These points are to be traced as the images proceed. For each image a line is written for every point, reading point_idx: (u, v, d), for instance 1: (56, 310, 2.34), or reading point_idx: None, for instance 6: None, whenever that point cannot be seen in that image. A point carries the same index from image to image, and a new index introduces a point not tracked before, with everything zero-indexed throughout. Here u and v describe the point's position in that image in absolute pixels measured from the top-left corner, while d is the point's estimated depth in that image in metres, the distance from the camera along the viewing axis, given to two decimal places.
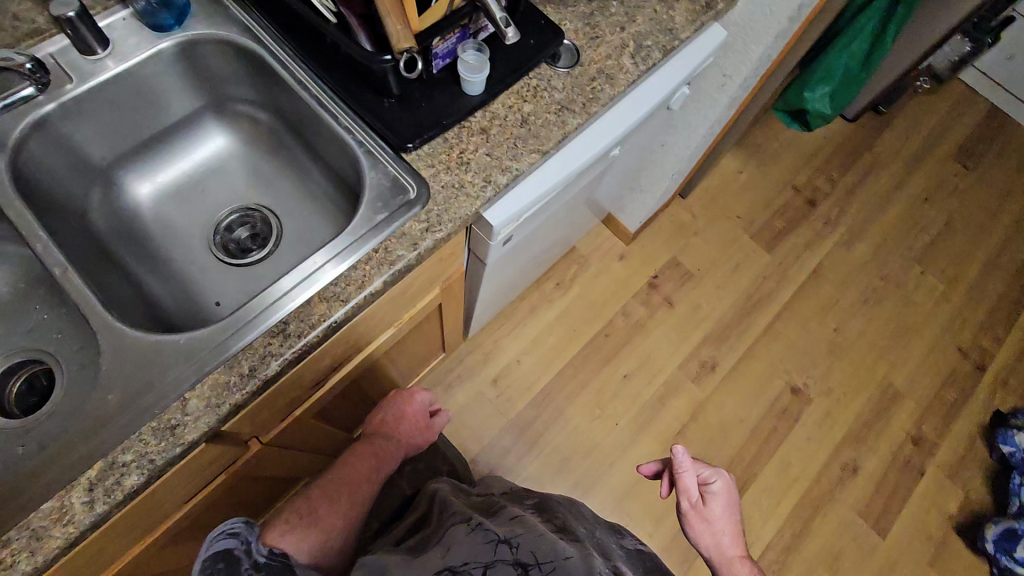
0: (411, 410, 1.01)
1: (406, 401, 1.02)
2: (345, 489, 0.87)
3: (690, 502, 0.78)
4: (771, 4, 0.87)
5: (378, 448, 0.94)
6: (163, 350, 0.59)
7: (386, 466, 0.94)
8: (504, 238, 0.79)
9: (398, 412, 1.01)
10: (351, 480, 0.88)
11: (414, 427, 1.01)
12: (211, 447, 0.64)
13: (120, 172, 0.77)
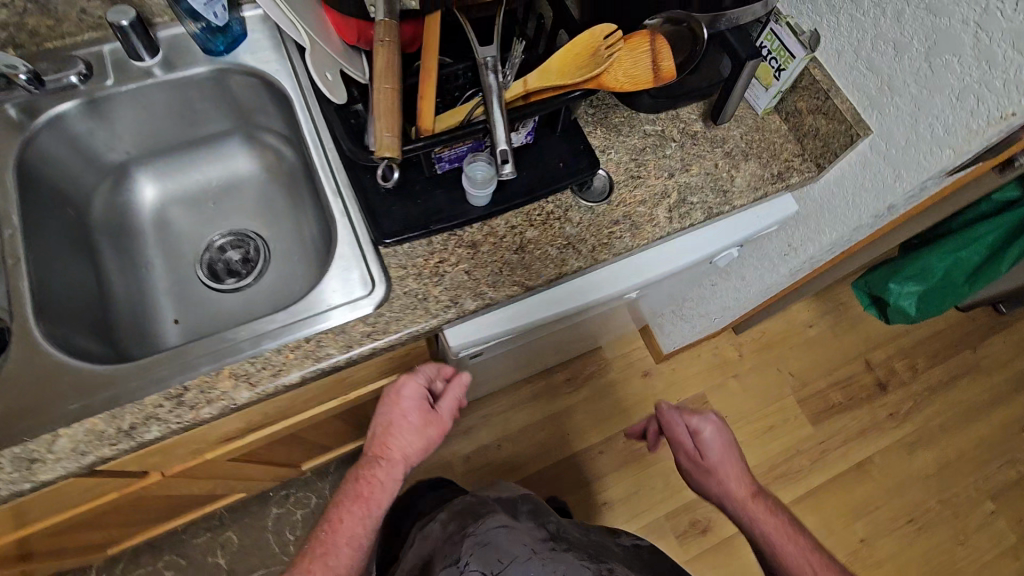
0: (399, 411, 0.66)
1: (393, 401, 0.67)
2: (323, 568, 0.59)
3: (686, 450, 0.76)
4: (856, 195, 0.75)
5: (366, 486, 0.63)
6: (63, 374, 0.58)
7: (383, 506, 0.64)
8: (468, 355, 0.73)
9: (384, 419, 0.67)
10: (326, 546, 0.61)
11: (409, 434, 0.65)
12: (85, 479, 0.62)
13: (135, 170, 0.79)
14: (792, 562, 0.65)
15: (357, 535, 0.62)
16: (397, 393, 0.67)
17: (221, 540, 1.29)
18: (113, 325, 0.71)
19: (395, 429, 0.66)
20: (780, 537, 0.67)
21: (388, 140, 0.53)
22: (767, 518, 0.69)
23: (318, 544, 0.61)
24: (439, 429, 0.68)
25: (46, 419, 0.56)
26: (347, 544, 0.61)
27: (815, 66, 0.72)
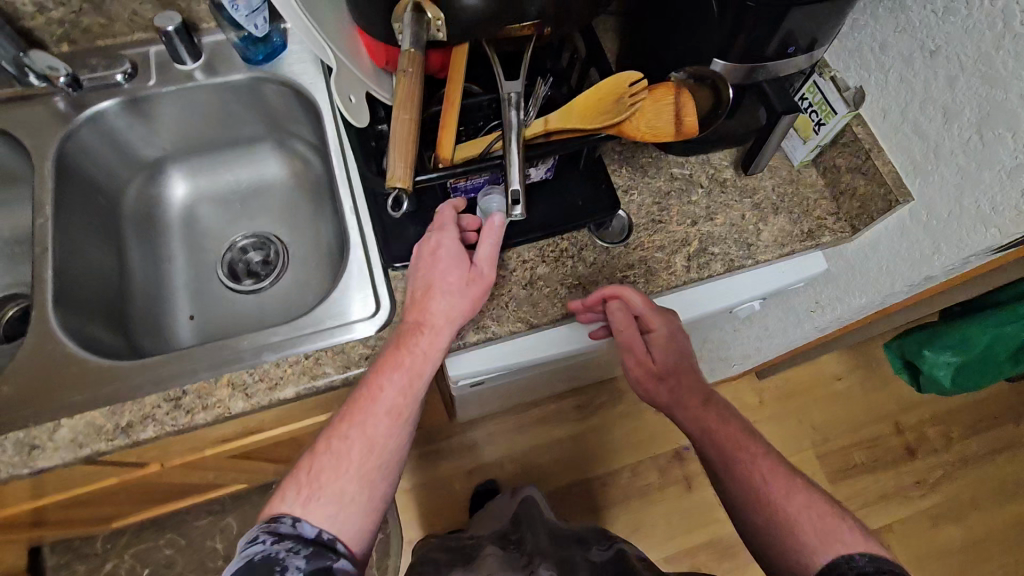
0: (437, 261, 0.58)
1: (431, 253, 0.58)
2: (362, 431, 0.54)
3: (636, 348, 0.65)
4: (890, 261, 0.71)
5: (406, 354, 0.56)
6: (75, 365, 0.60)
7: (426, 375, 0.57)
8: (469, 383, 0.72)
9: (420, 271, 0.58)
10: (363, 413, 0.55)
11: (451, 301, 0.57)
12: (83, 467, 0.63)
13: (169, 166, 0.82)
14: (742, 472, 0.58)
15: (397, 404, 0.55)
16: (436, 243, 0.58)
17: (220, 525, 1.31)
18: (127, 316, 0.73)
19: (437, 287, 0.57)
20: (734, 444, 0.60)
21: (399, 170, 0.54)
22: (720, 427, 0.61)
23: (354, 406, 0.56)
24: (484, 277, 0.58)
25: (53, 407, 0.58)
26: (386, 413, 0.55)
27: (858, 124, 0.68)
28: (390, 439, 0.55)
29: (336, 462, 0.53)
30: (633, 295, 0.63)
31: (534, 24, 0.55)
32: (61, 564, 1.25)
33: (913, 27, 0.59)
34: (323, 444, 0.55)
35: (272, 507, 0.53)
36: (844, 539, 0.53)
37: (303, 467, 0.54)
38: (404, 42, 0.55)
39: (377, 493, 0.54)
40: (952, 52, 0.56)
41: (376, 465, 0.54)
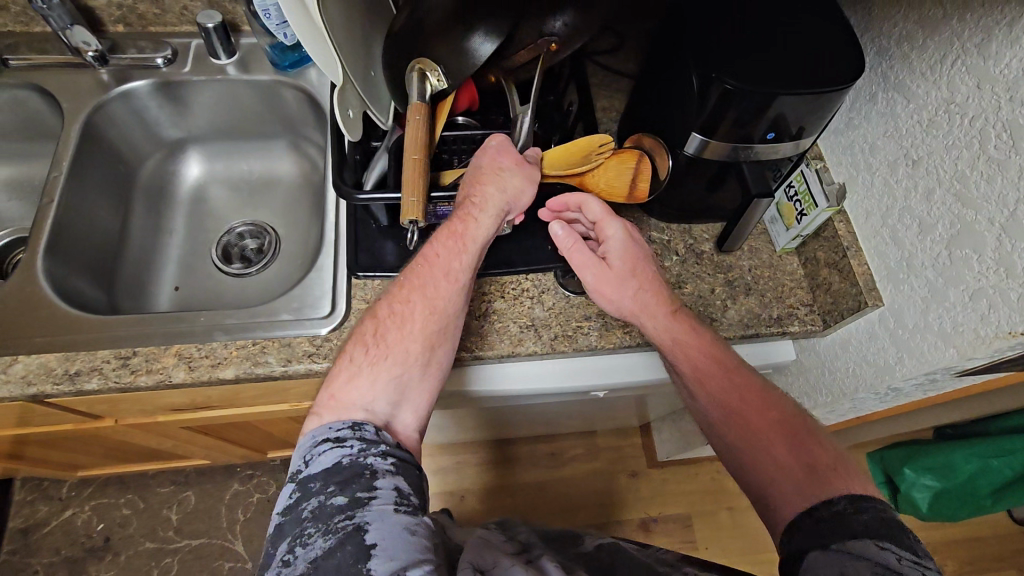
0: (500, 172, 0.59)
1: (491, 166, 0.59)
2: (423, 294, 0.55)
3: (588, 261, 0.63)
4: (856, 364, 0.68)
5: (461, 222, 0.57)
6: (47, 308, 0.65)
7: (480, 247, 0.58)
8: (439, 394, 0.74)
9: (476, 178, 0.59)
10: (424, 283, 0.56)
11: (511, 179, 0.59)
12: (34, 406, 0.67)
13: (190, 147, 0.89)
14: (717, 390, 0.60)
15: (452, 269, 0.57)
16: (493, 159, 0.59)
17: (179, 497, 1.34)
18: (116, 274, 0.78)
19: (494, 180, 0.58)
20: (707, 357, 0.60)
21: (411, 204, 0.57)
22: (689, 338, 0.61)
23: (415, 273, 0.56)
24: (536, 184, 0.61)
25: (15, 343, 0.62)
26: (445, 281, 0.56)
27: (841, 221, 0.68)
28: (451, 308, 0.56)
29: (396, 328, 0.54)
30: (588, 202, 0.63)
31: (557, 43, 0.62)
32: (27, 500, 1.31)
33: (901, 134, 0.60)
34: (383, 313, 0.55)
35: (337, 381, 0.52)
36: (823, 458, 0.56)
37: (359, 339, 0.55)
38: (413, 95, 0.61)
39: (435, 362, 0.55)
40: (931, 163, 0.56)
41: (438, 326, 0.55)
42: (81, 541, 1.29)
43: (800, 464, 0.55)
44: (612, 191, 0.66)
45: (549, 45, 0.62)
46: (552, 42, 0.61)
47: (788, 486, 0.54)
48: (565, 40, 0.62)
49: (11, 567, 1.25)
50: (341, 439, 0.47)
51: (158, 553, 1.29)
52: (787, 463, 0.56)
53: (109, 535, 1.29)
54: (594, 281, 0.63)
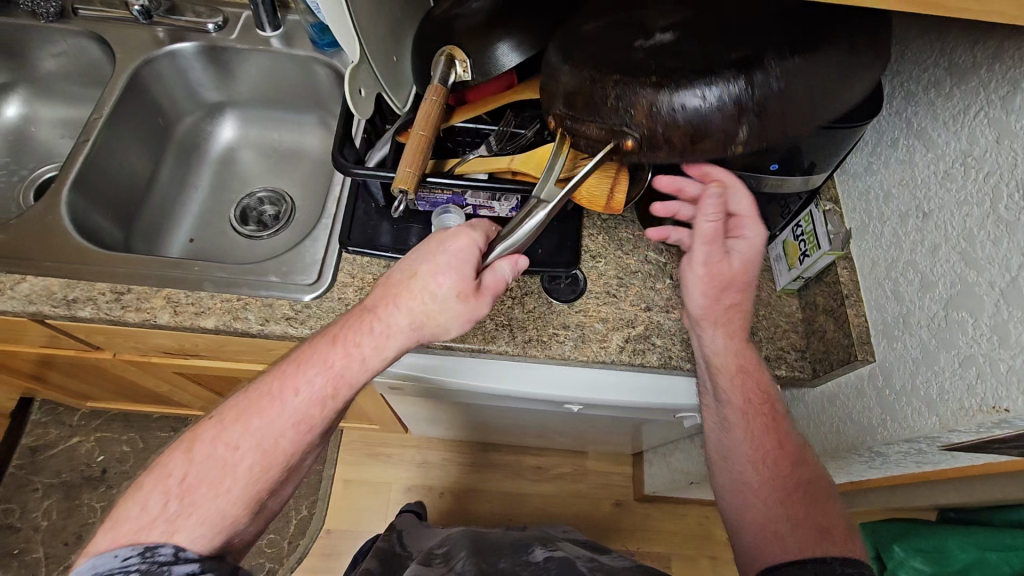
0: (420, 302, 0.54)
1: (418, 288, 0.54)
2: (257, 437, 0.52)
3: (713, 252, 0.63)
4: (843, 420, 0.65)
5: (341, 357, 0.54)
6: (59, 236, 0.69)
7: (353, 388, 0.55)
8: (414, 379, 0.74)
9: (387, 300, 0.54)
10: (263, 427, 0.52)
11: (428, 314, 0.54)
12: (38, 327, 0.72)
13: (227, 111, 0.94)
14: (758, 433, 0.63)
15: (308, 414, 0.53)
16: (427, 279, 0.54)
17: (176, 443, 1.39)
18: (136, 218, 0.84)
19: (408, 312, 0.54)
20: (759, 394, 0.63)
21: (405, 173, 0.58)
22: (756, 375, 0.63)
23: (259, 405, 0.53)
24: (473, 318, 0.56)
25: (25, 263, 0.67)
26: (294, 424, 0.53)
27: (845, 268, 0.64)
28: (292, 455, 0.53)
29: (216, 473, 0.51)
30: (740, 194, 0.60)
31: (635, 142, 0.48)
32: (40, 422, 1.39)
33: (916, 184, 0.57)
34: (202, 453, 0.51)
35: (125, 522, 0.48)
36: (829, 518, 0.59)
37: (167, 473, 0.51)
38: (434, 79, 0.61)
39: (267, 501, 0.54)
40: (941, 217, 0.53)
41: (271, 475, 0.52)
42: (81, 468, 1.36)
43: (813, 525, 0.58)
44: (592, 198, 0.63)
45: (625, 142, 0.48)
46: (628, 138, 0.48)
47: (793, 541, 0.57)
48: (646, 143, 0.48)
49: (15, 481, 1.33)
50: (123, 574, 0.45)
51: None
52: (802, 518, 0.59)
53: (107, 468, 1.36)
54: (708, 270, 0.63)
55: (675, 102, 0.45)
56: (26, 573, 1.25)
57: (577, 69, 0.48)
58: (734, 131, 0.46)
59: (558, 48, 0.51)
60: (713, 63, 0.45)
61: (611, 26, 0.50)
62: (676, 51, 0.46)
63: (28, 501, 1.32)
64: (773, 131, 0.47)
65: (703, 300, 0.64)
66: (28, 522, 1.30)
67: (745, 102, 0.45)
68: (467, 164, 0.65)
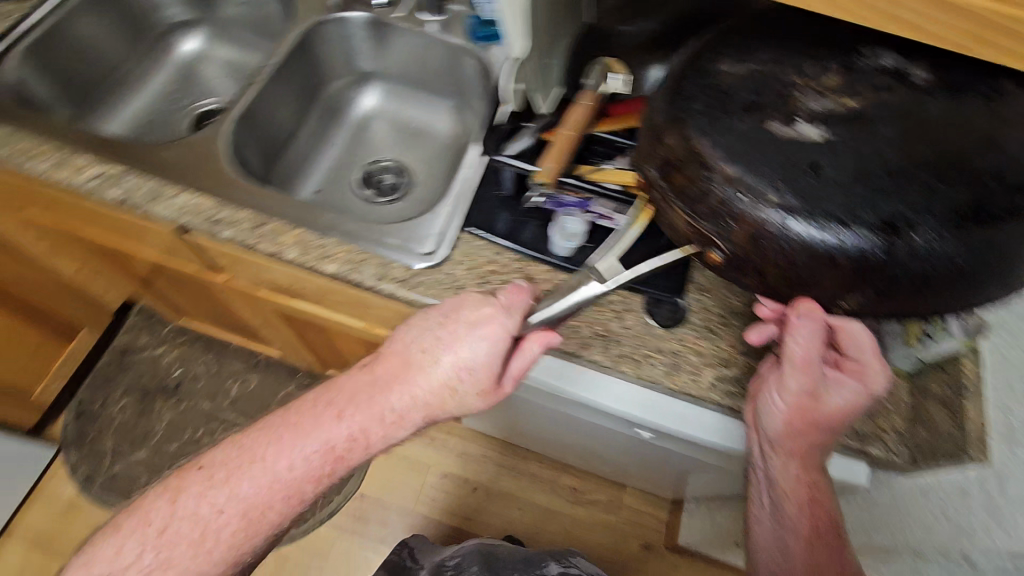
0: (423, 401, 0.59)
1: (427, 388, 0.59)
2: (238, 505, 0.60)
3: (800, 386, 0.58)
4: (939, 521, 0.60)
5: (336, 444, 0.60)
6: (213, 161, 0.76)
7: (347, 465, 0.62)
8: None
9: (386, 391, 0.59)
10: (247, 496, 0.60)
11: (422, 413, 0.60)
12: (177, 239, 0.79)
13: (372, 82, 1.01)
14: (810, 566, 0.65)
15: (292, 487, 0.60)
16: (432, 383, 0.58)
17: (245, 376, 1.48)
18: (275, 161, 0.91)
19: (412, 408, 0.59)
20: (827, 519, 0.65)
21: (545, 169, 0.68)
22: (819, 510, 0.65)
23: (242, 477, 0.61)
24: (483, 408, 0.60)
25: (184, 179, 0.74)
26: (279, 495, 0.61)
27: (971, 360, 0.62)
28: (278, 516, 0.61)
29: (194, 529, 0.60)
30: (855, 337, 0.55)
31: (722, 255, 0.52)
32: (135, 326, 1.52)
33: None
34: (187, 510, 0.61)
35: (107, 560, 0.60)
36: None
37: (147, 520, 0.61)
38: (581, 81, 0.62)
39: (253, 551, 0.62)
40: None
41: (250, 533, 0.61)
42: (160, 377, 1.47)
43: None
44: None
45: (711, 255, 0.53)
46: (714, 253, 0.53)
47: None
48: (731, 260, 0.52)
49: (104, 374, 1.46)
50: None
51: (209, 415, 1.43)
52: None
53: (181, 382, 1.47)
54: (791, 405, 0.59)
55: (789, 238, 0.47)
56: (95, 459, 1.37)
57: (696, 156, 0.49)
58: (839, 295, 0.49)
59: (683, 114, 0.50)
60: (853, 210, 0.45)
61: (756, 106, 0.49)
62: (821, 175, 0.46)
63: (110, 395, 1.44)
64: (885, 304, 0.48)
65: (778, 430, 0.61)
66: (106, 413, 1.42)
67: (868, 268, 0.46)
68: (603, 171, 0.68)
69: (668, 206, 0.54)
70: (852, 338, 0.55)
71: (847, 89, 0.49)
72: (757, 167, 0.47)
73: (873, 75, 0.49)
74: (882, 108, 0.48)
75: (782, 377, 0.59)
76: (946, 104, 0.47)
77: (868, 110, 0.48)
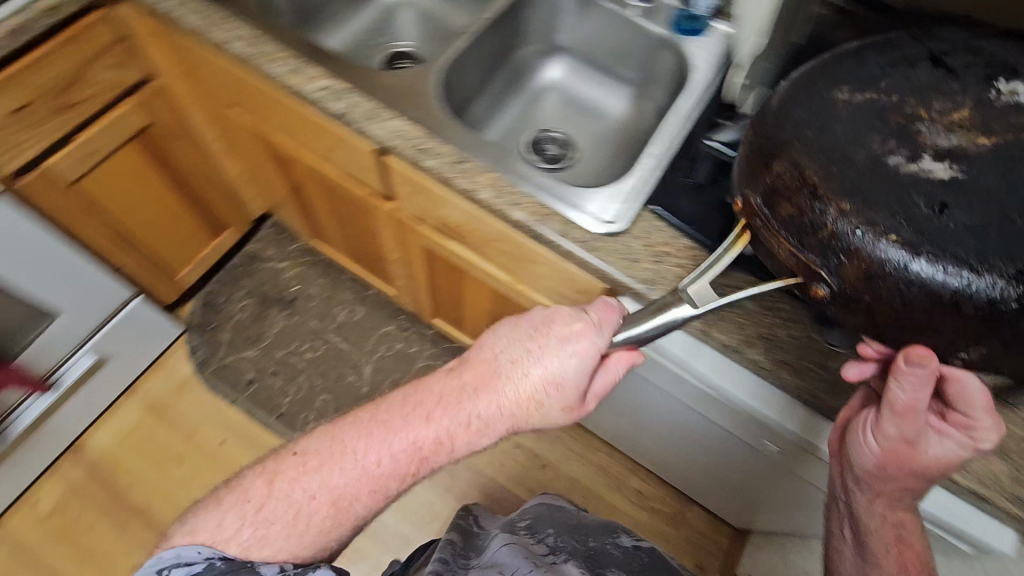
0: (518, 407, 0.59)
1: (524, 394, 0.58)
2: (329, 488, 0.58)
3: (898, 429, 0.55)
4: None
5: (432, 438, 0.59)
6: (422, 97, 0.82)
7: (431, 464, 0.61)
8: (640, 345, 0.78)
9: (480, 392, 0.59)
10: (340, 484, 0.59)
11: (514, 420, 0.60)
12: (372, 160, 0.85)
13: (558, 56, 1.05)
14: None
15: (383, 480, 0.59)
16: (531, 391, 0.58)
17: (352, 306, 1.57)
18: (463, 113, 0.97)
19: (504, 413, 0.59)
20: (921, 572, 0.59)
21: None
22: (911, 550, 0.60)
23: (334, 462, 0.59)
24: (566, 422, 0.61)
25: (398, 107, 0.80)
26: (369, 489, 0.59)
27: None
28: (360, 510, 0.60)
29: (288, 513, 0.58)
30: (972, 387, 0.50)
31: (828, 292, 0.43)
32: (267, 237, 1.64)
33: None
34: (279, 489, 0.59)
35: (203, 531, 0.57)
36: None
37: (245, 497, 0.59)
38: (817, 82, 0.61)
39: (327, 546, 0.59)
40: None
41: (335, 522, 0.59)
42: (280, 288, 1.58)
43: None
44: None
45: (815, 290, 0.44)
46: (817, 288, 0.44)
47: None
48: (839, 299, 0.43)
49: (232, 273, 1.58)
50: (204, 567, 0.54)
51: (315, 333, 1.53)
52: None
53: (295, 298, 1.57)
54: (884, 442, 0.56)
55: (915, 280, 0.39)
56: (212, 347, 1.49)
57: (805, 177, 0.42)
58: (959, 345, 0.41)
59: (792, 130, 0.44)
60: (994, 254, 0.38)
61: (874, 129, 0.43)
62: (950, 216, 0.40)
63: (234, 293, 1.56)
64: (1006, 359, 0.41)
65: (867, 465, 0.59)
66: (228, 308, 1.54)
67: (999, 315, 0.38)
68: None
69: (767, 231, 0.45)
70: (965, 392, 0.50)
71: (978, 125, 0.43)
72: (876, 203, 0.40)
73: (1012, 112, 0.44)
74: (1021, 148, 0.42)
75: (879, 417, 0.56)
76: None
77: (1006, 147, 0.42)
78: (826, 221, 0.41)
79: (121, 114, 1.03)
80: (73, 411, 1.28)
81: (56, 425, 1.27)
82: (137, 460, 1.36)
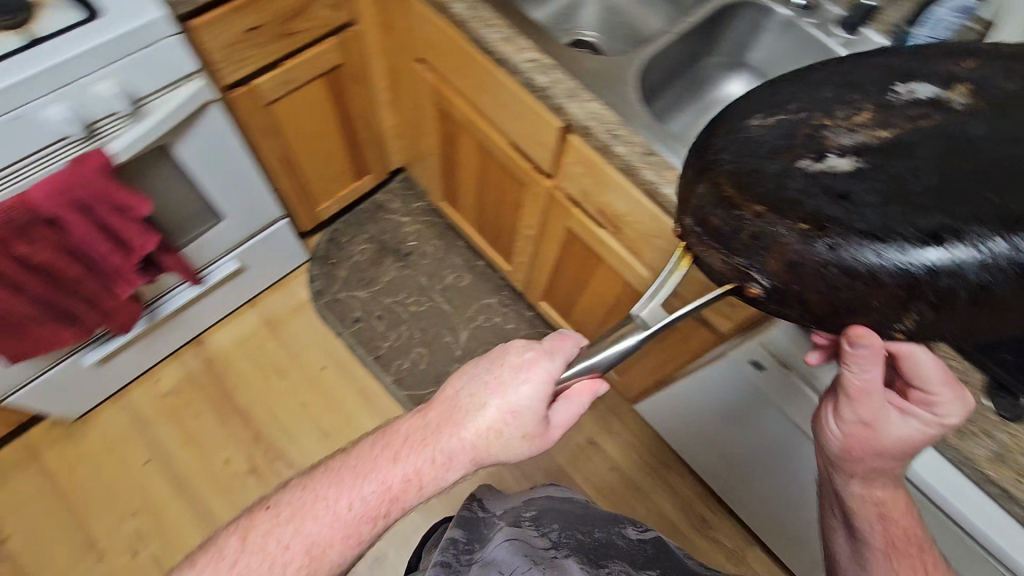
0: (481, 441, 0.53)
1: (485, 427, 0.52)
2: (305, 533, 0.53)
3: (863, 409, 0.60)
4: None
5: (404, 469, 0.54)
6: (619, 84, 0.84)
7: (408, 498, 0.54)
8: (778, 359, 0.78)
9: (445, 427, 0.53)
10: (319, 529, 0.53)
11: (483, 451, 0.53)
12: (554, 136, 0.89)
13: (743, 73, 1.04)
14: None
15: (357, 523, 0.53)
16: (493, 424, 0.52)
17: (460, 273, 1.63)
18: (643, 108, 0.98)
19: (465, 445, 0.53)
20: (904, 539, 0.64)
21: None
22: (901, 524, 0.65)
23: (308, 505, 0.54)
24: (534, 453, 0.54)
25: (596, 90, 0.83)
26: (343, 534, 0.53)
27: None
28: (337, 556, 0.54)
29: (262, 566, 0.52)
30: (924, 364, 0.55)
31: (763, 289, 0.45)
32: (395, 191, 1.72)
33: None
34: (255, 543, 0.53)
35: None
36: None
37: (221, 555, 0.53)
38: None
39: None
40: None
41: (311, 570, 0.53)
42: (397, 240, 1.66)
43: None
44: None
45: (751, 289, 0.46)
46: (752, 288, 0.46)
47: None
48: (771, 295, 0.45)
49: (358, 217, 1.68)
50: None
51: (422, 290, 1.60)
52: None
53: (410, 253, 1.65)
54: (852, 421, 0.62)
55: (847, 263, 0.40)
56: (329, 281, 1.59)
57: (721, 190, 0.46)
58: (892, 316, 0.42)
59: (713, 155, 0.48)
60: (900, 225, 0.39)
61: (779, 143, 0.46)
62: (852, 201, 0.41)
63: (356, 236, 1.65)
64: (939, 330, 0.41)
65: (838, 446, 0.65)
66: (349, 248, 1.64)
67: (921, 290, 0.39)
68: None
69: (702, 240, 0.48)
70: (918, 367, 0.55)
71: (878, 121, 0.46)
72: (780, 198, 0.43)
73: (908, 109, 0.46)
74: (918, 134, 0.44)
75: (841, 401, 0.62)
76: (985, 124, 0.42)
77: (907, 137, 0.44)
78: (749, 228, 0.44)
79: (322, 50, 1.12)
80: (207, 307, 1.40)
81: (191, 318, 1.40)
82: (247, 365, 1.47)
